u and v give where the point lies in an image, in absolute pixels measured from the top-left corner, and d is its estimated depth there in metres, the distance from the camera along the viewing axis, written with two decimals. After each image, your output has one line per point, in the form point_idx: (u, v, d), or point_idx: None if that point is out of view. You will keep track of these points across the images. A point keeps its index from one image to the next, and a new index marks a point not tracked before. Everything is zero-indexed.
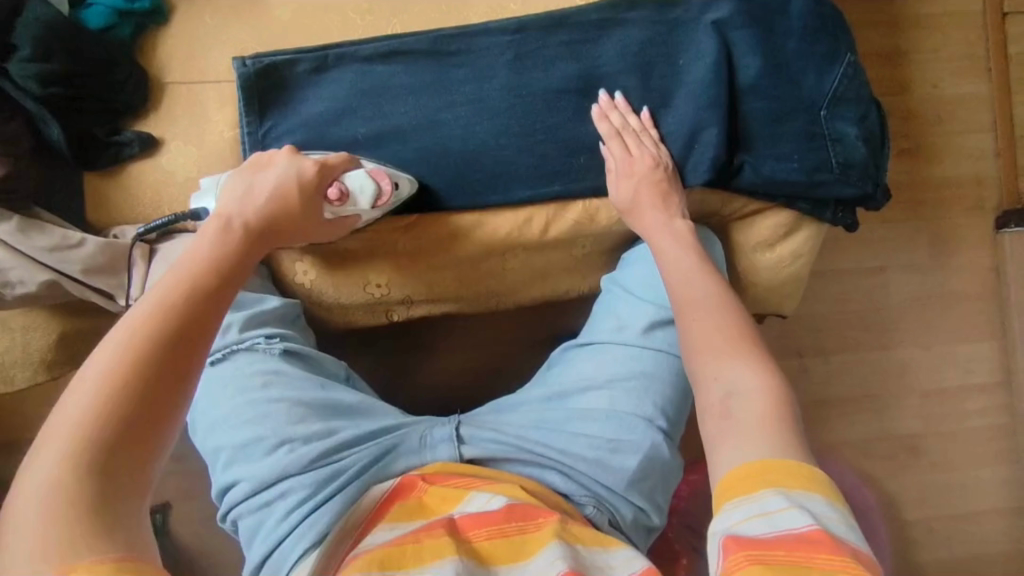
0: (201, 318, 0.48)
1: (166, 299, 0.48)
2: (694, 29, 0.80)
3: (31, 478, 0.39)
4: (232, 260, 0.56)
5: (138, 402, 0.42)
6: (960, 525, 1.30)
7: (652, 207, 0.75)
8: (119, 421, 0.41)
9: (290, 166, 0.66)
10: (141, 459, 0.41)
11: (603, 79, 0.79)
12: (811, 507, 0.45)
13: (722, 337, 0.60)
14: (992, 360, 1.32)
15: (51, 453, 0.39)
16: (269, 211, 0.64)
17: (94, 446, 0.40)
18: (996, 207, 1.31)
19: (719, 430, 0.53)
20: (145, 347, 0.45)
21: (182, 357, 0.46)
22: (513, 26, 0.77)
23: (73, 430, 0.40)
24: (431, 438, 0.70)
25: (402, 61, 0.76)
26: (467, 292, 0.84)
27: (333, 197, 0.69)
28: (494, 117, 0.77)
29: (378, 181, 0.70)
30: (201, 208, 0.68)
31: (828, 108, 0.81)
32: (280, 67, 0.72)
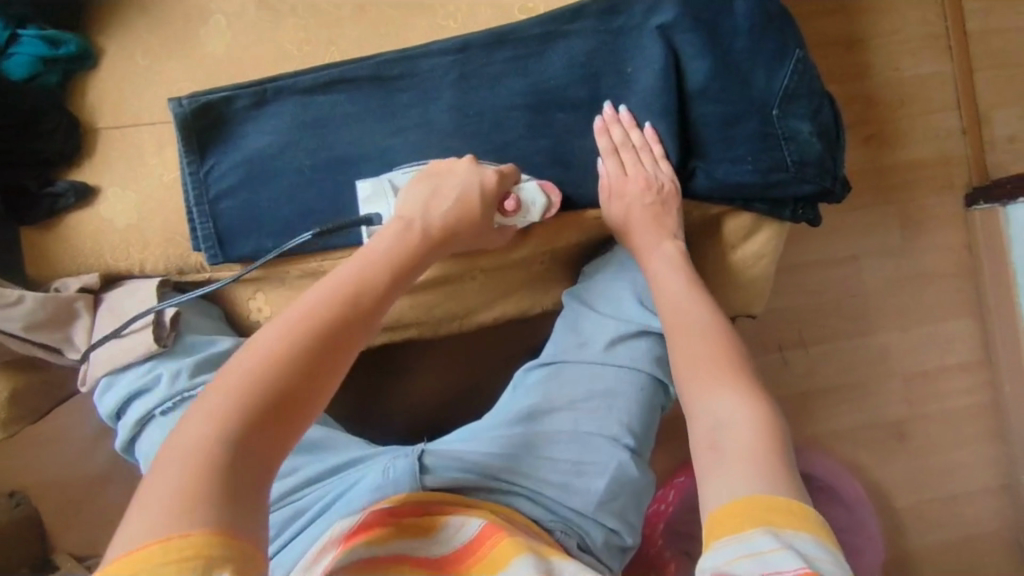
0: (353, 331, 0.55)
1: (332, 296, 0.56)
2: (639, 36, 0.78)
3: (196, 425, 0.47)
4: (401, 270, 0.62)
5: (287, 391, 0.50)
6: (951, 506, 1.30)
7: (643, 227, 0.76)
8: (264, 404, 0.49)
9: (470, 173, 0.69)
10: (269, 445, 0.48)
11: (552, 94, 0.77)
12: (799, 547, 0.46)
13: (714, 368, 0.63)
14: (972, 338, 1.32)
15: (213, 410, 0.48)
16: (454, 215, 0.67)
17: (240, 418, 0.48)
18: (966, 185, 1.31)
19: (709, 458, 0.55)
20: (305, 342, 0.52)
21: (326, 361, 0.52)
22: (456, 45, 0.75)
23: (231, 400, 0.48)
24: (392, 471, 0.68)
25: (343, 90, 0.74)
26: (429, 317, 0.82)
27: (512, 207, 0.72)
28: (441, 140, 0.75)
29: (549, 194, 0.74)
30: (374, 214, 0.70)
31: (781, 107, 0.79)
32: (217, 105, 0.71)
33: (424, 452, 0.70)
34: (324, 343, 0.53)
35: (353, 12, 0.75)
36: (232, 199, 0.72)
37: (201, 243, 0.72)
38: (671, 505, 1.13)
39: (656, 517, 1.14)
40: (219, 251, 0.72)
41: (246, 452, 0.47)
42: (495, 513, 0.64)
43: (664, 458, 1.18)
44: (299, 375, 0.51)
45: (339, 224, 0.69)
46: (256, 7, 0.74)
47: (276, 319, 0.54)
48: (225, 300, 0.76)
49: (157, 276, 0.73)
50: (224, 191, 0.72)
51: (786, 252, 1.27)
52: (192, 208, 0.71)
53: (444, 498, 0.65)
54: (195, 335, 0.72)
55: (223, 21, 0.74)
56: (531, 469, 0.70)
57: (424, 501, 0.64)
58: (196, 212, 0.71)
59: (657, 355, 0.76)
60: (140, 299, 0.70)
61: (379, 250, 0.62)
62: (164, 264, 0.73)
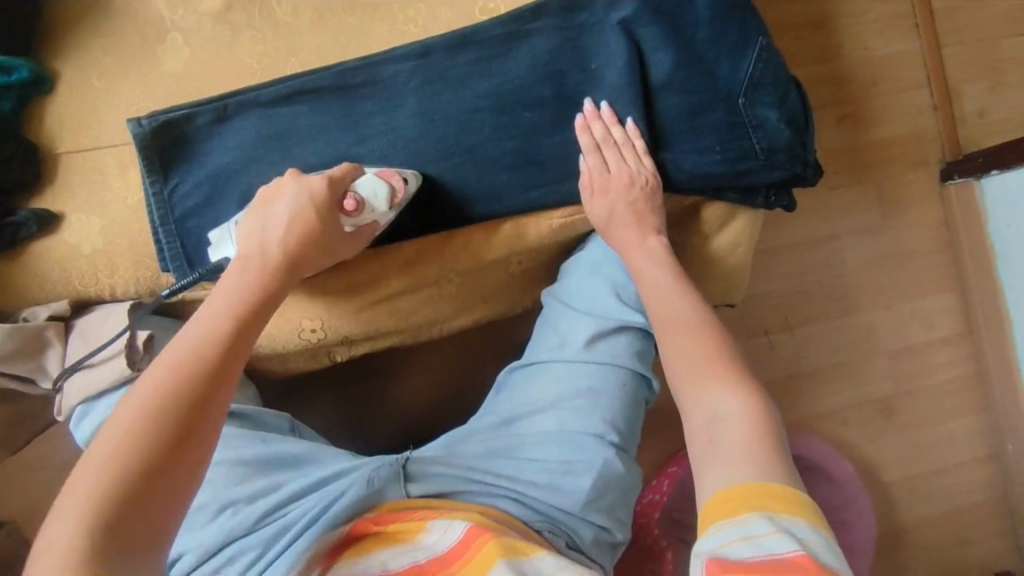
0: (212, 376, 0.53)
1: (182, 354, 0.53)
2: (602, 31, 0.77)
3: (53, 530, 0.44)
4: (254, 306, 0.60)
5: (149, 461, 0.47)
6: (941, 478, 1.31)
7: (626, 225, 0.76)
8: (129, 485, 0.46)
9: (299, 188, 0.66)
10: (145, 517, 0.46)
11: (516, 94, 0.76)
12: (794, 531, 0.46)
13: (708, 363, 0.62)
14: (953, 311, 1.33)
15: (69, 509, 0.45)
16: (292, 241, 0.65)
17: (103, 504, 0.45)
18: (940, 160, 1.32)
19: (707, 452, 0.55)
20: (159, 407, 0.50)
21: (189, 419, 0.50)
22: (417, 50, 0.74)
23: (87, 490, 0.45)
24: (377, 479, 0.66)
25: (305, 100, 0.73)
26: (407, 325, 0.81)
27: (351, 208, 0.67)
28: (407, 146, 0.74)
29: (389, 181, 0.69)
30: (223, 258, 0.69)
31: (747, 95, 0.79)
32: (177, 123, 0.70)
33: (409, 459, 0.69)
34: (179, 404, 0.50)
35: (311, 23, 0.74)
36: (199, 218, 0.72)
37: (169, 263, 0.71)
38: (665, 494, 1.13)
39: (652, 507, 1.14)
40: (188, 271, 0.72)
41: (120, 540, 0.44)
42: (484, 516, 0.62)
43: (656, 448, 1.19)
44: (160, 444, 0.48)
45: (195, 275, 0.69)
46: (212, 23, 0.73)
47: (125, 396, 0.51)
48: None
49: (129, 299, 0.73)
50: (190, 210, 0.71)
51: (766, 237, 1.27)
52: (158, 229, 0.71)
53: (432, 505, 0.64)
54: None
55: (180, 38, 0.73)
56: (516, 471, 0.69)
57: (413, 507, 0.64)
58: (163, 232, 0.71)
59: (638, 350, 0.76)
60: (111, 323, 0.70)
61: (225, 292, 0.60)
62: (135, 288, 0.73)
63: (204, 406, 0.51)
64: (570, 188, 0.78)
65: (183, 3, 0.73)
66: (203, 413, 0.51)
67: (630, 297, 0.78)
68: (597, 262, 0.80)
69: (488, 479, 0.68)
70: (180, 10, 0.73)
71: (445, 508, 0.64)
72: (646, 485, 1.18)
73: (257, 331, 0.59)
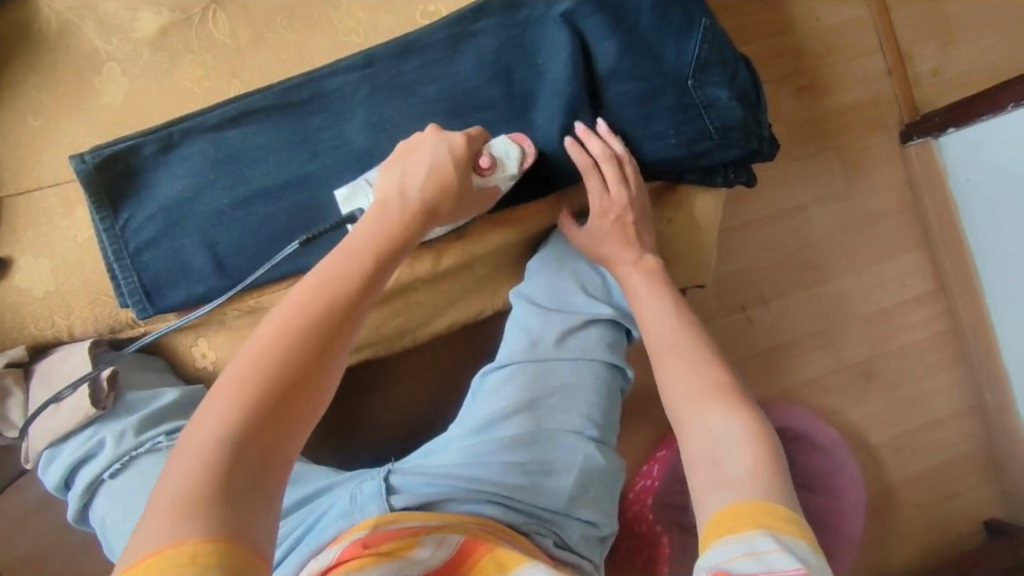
0: (349, 316, 0.53)
1: (326, 282, 0.54)
2: (545, 26, 0.76)
3: (200, 426, 0.46)
4: (388, 249, 0.59)
5: (288, 383, 0.49)
6: (925, 435, 1.33)
7: (614, 244, 0.78)
8: (262, 401, 0.47)
9: (439, 142, 0.67)
10: (277, 437, 0.47)
11: (466, 96, 0.75)
12: (795, 551, 0.47)
13: (705, 386, 0.63)
14: (924, 270, 1.35)
15: (216, 409, 0.47)
16: (431, 189, 0.64)
17: (247, 413, 0.47)
18: (899, 122, 1.34)
19: (709, 476, 0.55)
20: (302, 330, 0.51)
21: (320, 353, 0.50)
22: (360, 61, 0.74)
23: (232, 395, 0.47)
24: (360, 495, 0.67)
25: (253, 121, 0.72)
26: (378, 337, 0.81)
27: (487, 164, 0.69)
28: (359, 159, 0.73)
29: (521, 145, 0.72)
30: (355, 209, 0.69)
31: (695, 76, 0.79)
32: (123, 155, 0.69)
33: (390, 472, 0.69)
34: (313, 336, 0.51)
35: (249, 42, 0.73)
36: (154, 249, 0.70)
37: (127, 298, 0.70)
38: (656, 479, 1.15)
39: (644, 493, 1.15)
40: (147, 304, 0.70)
41: (254, 454, 0.46)
42: (465, 522, 0.62)
43: (644, 433, 1.19)
44: (300, 367, 0.49)
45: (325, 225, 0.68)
46: (148, 50, 0.72)
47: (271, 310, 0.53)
48: (166, 350, 0.75)
49: (89, 338, 0.71)
50: (144, 242, 0.70)
51: (735, 214, 1.29)
52: (113, 264, 0.69)
53: (417, 518, 0.61)
54: (136, 392, 0.70)
55: (117, 68, 0.71)
56: (497, 475, 0.68)
57: (396, 522, 0.61)
58: (118, 267, 0.69)
59: (610, 341, 0.77)
60: (73, 365, 0.68)
61: (368, 231, 0.60)
62: (94, 327, 0.71)
63: (338, 343, 0.51)
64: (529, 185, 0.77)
65: (116, 33, 0.71)
66: (334, 350, 0.51)
67: (596, 291, 0.79)
68: (553, 260, 0.80)
69: (472, 486, 0.67)
70: (115, 40, 0.71)
71: (429, 521, 0.61)
72: (637, 471, 1.19)
73: (390, 273, 0.58)
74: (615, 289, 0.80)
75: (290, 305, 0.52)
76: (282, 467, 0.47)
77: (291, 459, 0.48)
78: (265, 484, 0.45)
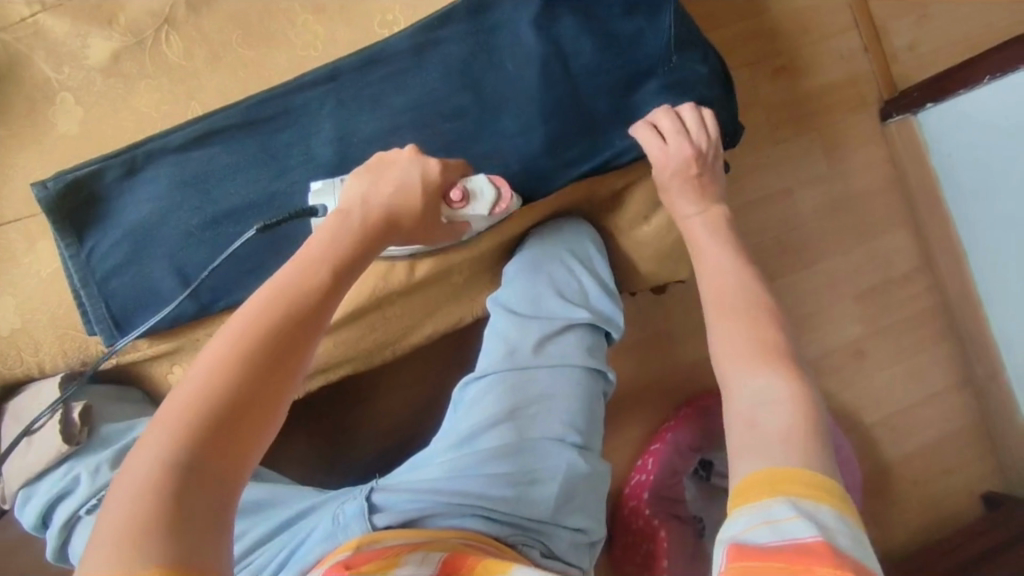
0: (300, 331, 0.53)
1: (275, 298, 0.54)
2: (512, 29, 0.73)
3: (147, 450, 0.46)
4: (343, 263, 0.58)
5: (236, 403, 0.48)
6: (919, 412, 1.33)
7: (683, 195, 0.75)
8: (211, 425, 0.47)
9: (411, 164, 0.65)
10: (226, 458, 0.47)
11: (433, 106, 0.72)
12: (815, 518, 0.46)
13: (750, 345, 0.62)
14: (910, 247, 1.34)
15: (162, 433, 0.46)
16: (394, 203, 0.63)
17: (193, 436, 0.46)
18: (879, 100, 1.33)
19: (746, 435, 0.55)
20: (249, 348, 0.50)
21: (269, 375, 0.50)
22: (325, 74, 0.72)
23: (180, 419, 0.47)
24: (343, 516, 0.66)
25: (218, 140, 0.71)
26: (358, 352, 0.80)
27: (457, 199, 0.67)
28: (328, 175, 0.71)
29: (499, 186, 0.69)
30: (319, 205, 0.67)
31: (677, 53, 0.75)
32: (84, 181, 0.68)
33: (373, 490, 0.69)
34: (263, 357, 0.50)
35: (204, 63, 0.72)
36: (121, 275, 0.69)
37: (95, 325, 0.69)
38: (651, 474, 1.14)
39: (641, 487, 1.14)
40: (116, 331, 0.69)
41: (202, 477, 0.45)
42: (449, 537, 0.61)
43: (637, 426, 1.20)
44: (246, 387, 0.49)
45: (288, 214, 0.66)
46: (101, 76, 0.70)
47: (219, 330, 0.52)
48: (144, 379, 0.74)
49: (61, 373, 0.70)
50: (110, 268, 0.69)
51: None
52: (81, 292, 0.68)
53: (398, 536, 0.61)
54: (110, 424, 0.69)
55: (70, 97, 0.70)
56: (481, 487, 0.67)
57: (379, 541, 0.60)
58: (85, 295, 0.68)
59: (588, 346, 0.76)
60: (45, 398, 0.69)
61: (321, 243, 0.59)
62: (64, 360, 0.70)
63: (288, 360, 0.51)
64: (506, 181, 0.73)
65: (68, 61, 0.70)
66: (285, 371, 0.51)
67: (573, 295, 0.79)
68: (528, 264, 0.79)
69: (455, 500, 0.66)
70: (66, 68, 0.70)
71: (413, 538, 0.61)
72: (633, 466, 1.18)
73: (346, 287, 0.58)
74: (599, 293, 0.79)
75: (239, 325, 0.52)
76: (231, 488, 0.47)
77: (242, 480, 0.48)
78: (215, 507, 0.45)
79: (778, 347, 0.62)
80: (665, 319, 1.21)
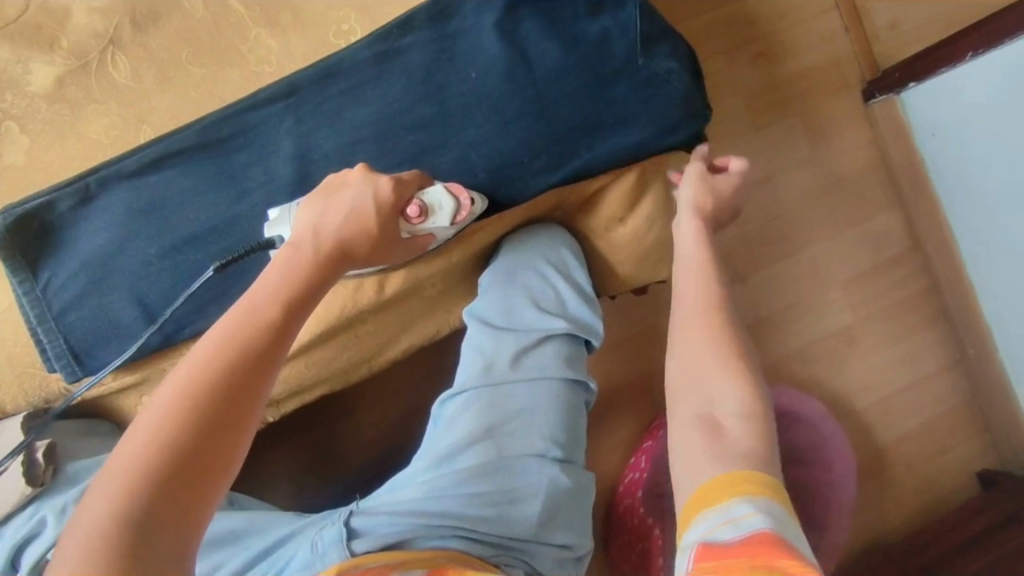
0: (256, 370, 0.51)
1: (229, 337, 0.52)
2: (476, 35, 0.71)
3: (96, 502, 0.44)
4: (298, 294, 0.56)
5: (189, 449, 0.47)
6: (906, 394, 1.28)
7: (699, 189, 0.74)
8: (164, 472, 0.45)
9: (364, 185, 0.63)
10: (180, 506, 0.45)
11: (396, 118, 0.70)
12: (769, 514, 0.47)
13: (716, 347, 0.61)
14: (898, 228, 1.31)
15: (113, 484, 0.45)
16: (346, 232, 0.61)
17: (144, 485, 0.45)
18: (861, 81, 1.31)
19: (705, 442, 0.55)
20: (202, 391, 0.49)
21: (224, 415, 0.49)
22: (283, 90, 0.69)
23: (130, 468, 0.45)
24: (321, 543, 0.64)
25: (175, 163, 0.68)
26: (331, 372, 0.78)
27: (415, 215, 0.65)
28: (288, 197, 0.69)
29: (457, 197, 0.66)
30: (275, 236, 0.65)
31: (644, 51, 0.71)
32: (37, 213, 0.66)
33: (353, 514, 0.67)
34: (215, 397, 0.49)
35: (155, 85, 0.70)
36: (79, 308, 0.67)
37: (54, 362, 0.67)
38: (644, 471, 1.12)
39: (635, 485, 1.12)
40: (76, 366, 0.67)
41: (154, 528, 0.43)
42: (433, 556, 0.59)
43: (627, 424, 1.18)
44: (200, 432, 0.47)
45: (244, 250, 0.65)
46: (47, 103, 0.69)
47: (173, 374, 0.51)
48: (111, 412, 0.72)
49: (23, 412, 0.69)
50: (67, 302, 0.67)
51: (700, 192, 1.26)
52: (37, 328, 0.66)
53: (379, 558, 0.59)
54: (76, 462, 0.68)
55: (15, 126, 0.68)
56: (460, 508, 0.65)
57: (360, 564, 0.58)
58: (42, 331, 0.66)
59: (567, 356, 0.75)
60: (5, 440, 0.66)
61: (274, 276, 0.57)
62: (25, 400, 0.69)
63: (243, 401, 0.50)
64: (480, 187, 0.71)
65: (10, 88, 0.68)
66: (242, 408, 0.50)
67: (549, 305, 0.77)
68: (501, 275, 0.77)
69: (435, 522, 0.64)
70: (9, 96, 0.68)
71: (393, 559, 0.59)
72: (626, 464, 1.16)
73: (303, 318, 0.56)
74: (576, 303, 0.78)
75: (192, 368, 0.50)
76: (189, 537, 0.45)
77: (200, 527, 0.46)
78: (169, 558, 0.43)
79: (741, 353, 0.61)
80: (650, 316, 1.19)
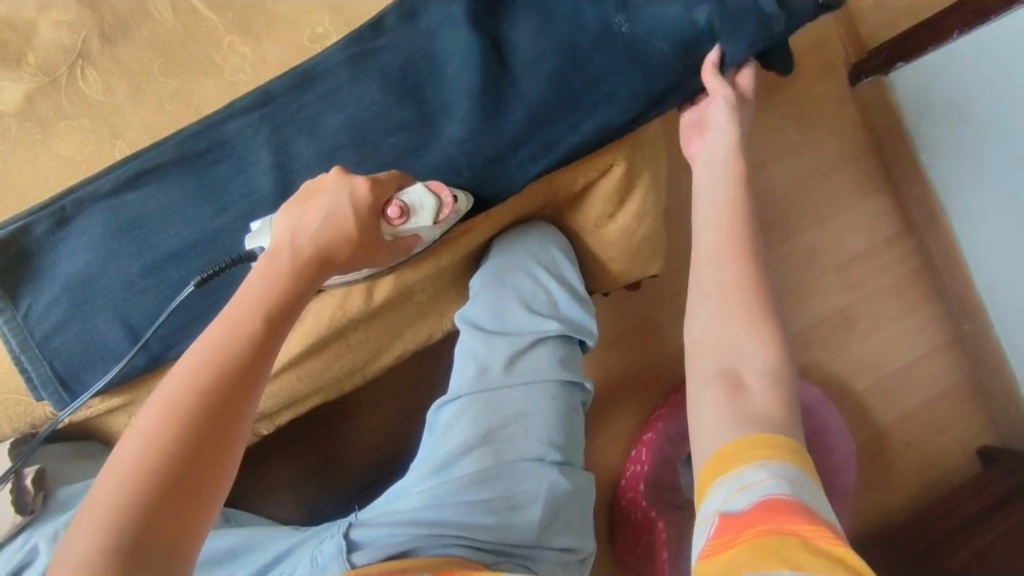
0: (243, 386, 0.50)
1: (212, 354, 0.51)
2: (449, 30, 0.69)
3: (84, 531, 0.43)
4: (278, 308, 0.55)
5: (179, 472, 0.46)
6: (910, 374, 1.28)
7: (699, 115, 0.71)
8: (153, 497, 0.44)
9: (342, 188, 0.62)
10: (171, 531, 0.44)
11: (376, 122, 0.68)
12: (781, 476, 0.46)
13: (738, 299, 0.56)
14: (892, 208, 1.30)
15: (101, 512, 0.44)
16: (326, 237, 0.60)
17: (132, 512, 0.43)
18: (848, 62, 1.29)
19: (725, 404, 0.52)
20: (188, 411, 0.48)
21: (210, 434, 0.47)
22: (258, 98, 0.68)
23: (118, 496, 0.44)
24: (322, 557, 0.64)
25: (152, 180, 0.67)
26: (325, 382, 0.77)
27: (395, 216, 0.63)
28: (270, 208, 0.67)
29: (438, 194, 0.64)
30: (257, 248, 0.63)
31: (622, 15, 0.68)
32: (14, 237, 0.65)
33: (351, 526, 0.65)
34: (203, 417, 0.48)
35: (127, 98, 0.68)
36: (63, 333, 0.65)
37: (41, 390, 0.65)
38: (646, 464, 1.10)
39: (637, 479, 1.10)
40: (63, 394, 0.66)
41: (146, 556, 0.42)
42: (434, 562, 0.59)
43: (626, 419, 1.17)
44: (188, 453, 0.46)
45: (225, 265, 0.63)
46: (17, 122, 0.67)
47: (157, 395, 0.50)
48: (102, 434, 0.71)
49: (9, 438, 0.67)
50: (50, 328, 0.65)
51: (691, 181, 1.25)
52: (21, 356, 0.65)
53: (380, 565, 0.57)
54: (67, 487, 0.68)
55: None
56: (460, 515, 0.65)
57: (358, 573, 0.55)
58: (26, 359, 0.65)
59: (561, 357, 0.74)
60: None
61: (255, 289, 0.56)
62: (11, 426, 0.67)
63: (231, 420, 0.48)
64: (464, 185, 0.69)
65: None
66: (230, 427, 0.48)
67: (540, 305, 0.76)
68: (491, 279, 0.76)
69: (434, 531, 0.63)
70: None
71: (392, 566, 0.57)
72: (627, 458, 1.15)
73: (286, 331, 0.55)
74: (567, 301, 0.77)
75: (176, 388, 0.49)
76: (181, 562, 0.44)
77: (193, 552, 0.45)
78: None
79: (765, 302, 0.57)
80: (644, 308, 1.19)
